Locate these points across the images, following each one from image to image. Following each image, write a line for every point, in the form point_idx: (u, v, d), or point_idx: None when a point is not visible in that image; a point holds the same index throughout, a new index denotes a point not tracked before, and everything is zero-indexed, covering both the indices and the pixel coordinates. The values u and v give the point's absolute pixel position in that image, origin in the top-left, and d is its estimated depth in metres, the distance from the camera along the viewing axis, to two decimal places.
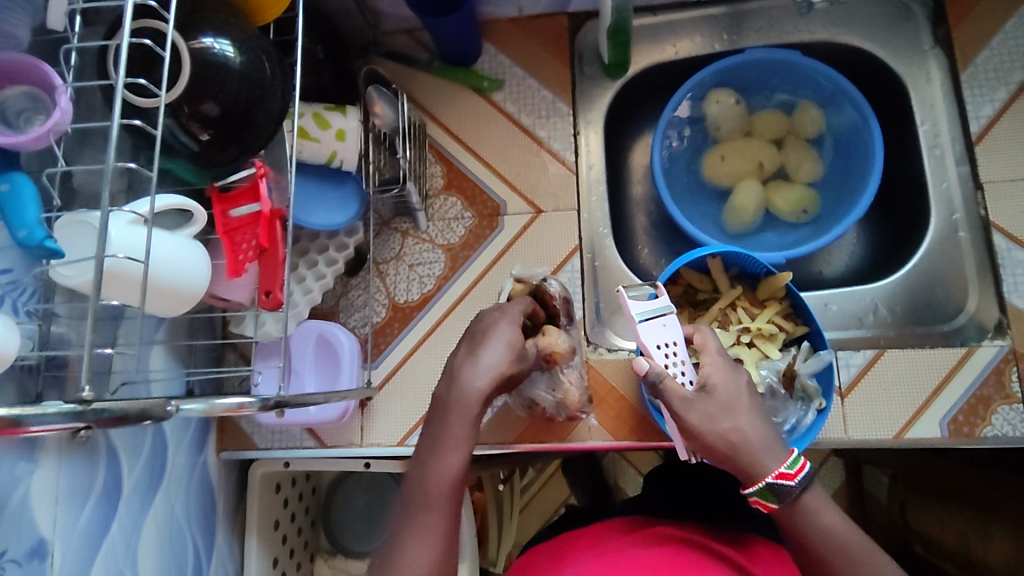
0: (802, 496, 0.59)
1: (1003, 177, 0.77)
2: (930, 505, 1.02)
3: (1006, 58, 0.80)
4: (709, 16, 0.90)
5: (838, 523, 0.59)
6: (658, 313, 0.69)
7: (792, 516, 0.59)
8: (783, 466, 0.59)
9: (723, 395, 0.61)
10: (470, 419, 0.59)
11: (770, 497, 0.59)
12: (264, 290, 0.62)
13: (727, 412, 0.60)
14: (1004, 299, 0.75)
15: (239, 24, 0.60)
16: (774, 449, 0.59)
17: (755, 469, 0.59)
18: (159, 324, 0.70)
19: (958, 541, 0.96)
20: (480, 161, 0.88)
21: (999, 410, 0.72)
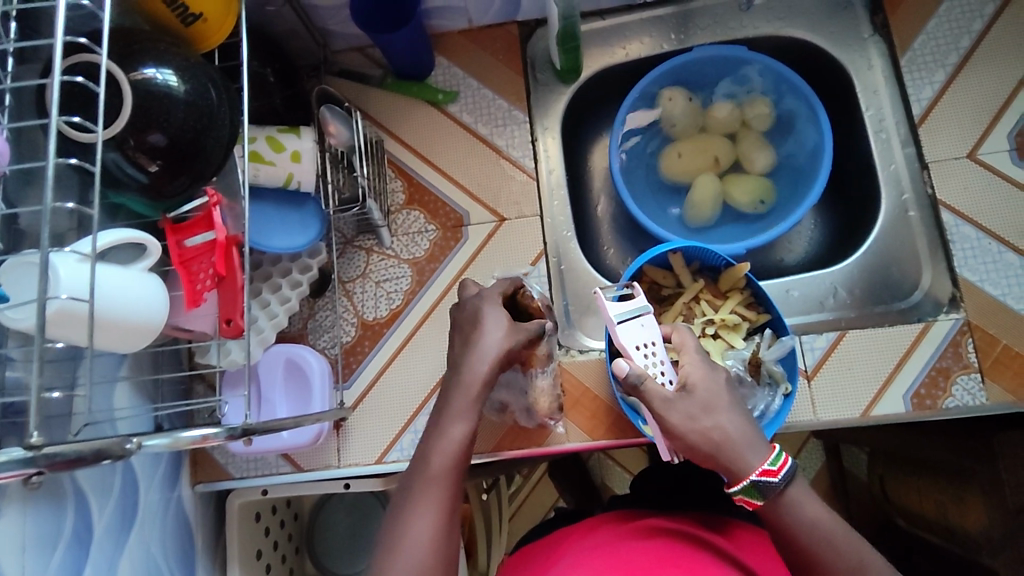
0: (785, 491, 0.60)
1: (947, 155, 0.80)
2: (907, 478, 1.05)
3: (942, 41, 0.82)
4: (656, 17, 0.91)
5: (821, 515, 0.60)
6: (636, 314, 0.70)
7: (776, 510, 0.60)
8: (766, 463, 0.60)
9: (702, 394, 0.63)
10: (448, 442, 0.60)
11: (754, 494, 0.60)
12: (225, 318, 0.61)
13: (709, 412, 0.62)
14: (955, 274, 0.77)
15: (182, 52, 0.60)
16: (755, 445, 0.61)
17: (738, 467, 0.60)
18: (122, 361, 0.69)
19: (937, 511, 0.99)
20: (441, 173, 0.88)
21: (959, 381, 0.74)
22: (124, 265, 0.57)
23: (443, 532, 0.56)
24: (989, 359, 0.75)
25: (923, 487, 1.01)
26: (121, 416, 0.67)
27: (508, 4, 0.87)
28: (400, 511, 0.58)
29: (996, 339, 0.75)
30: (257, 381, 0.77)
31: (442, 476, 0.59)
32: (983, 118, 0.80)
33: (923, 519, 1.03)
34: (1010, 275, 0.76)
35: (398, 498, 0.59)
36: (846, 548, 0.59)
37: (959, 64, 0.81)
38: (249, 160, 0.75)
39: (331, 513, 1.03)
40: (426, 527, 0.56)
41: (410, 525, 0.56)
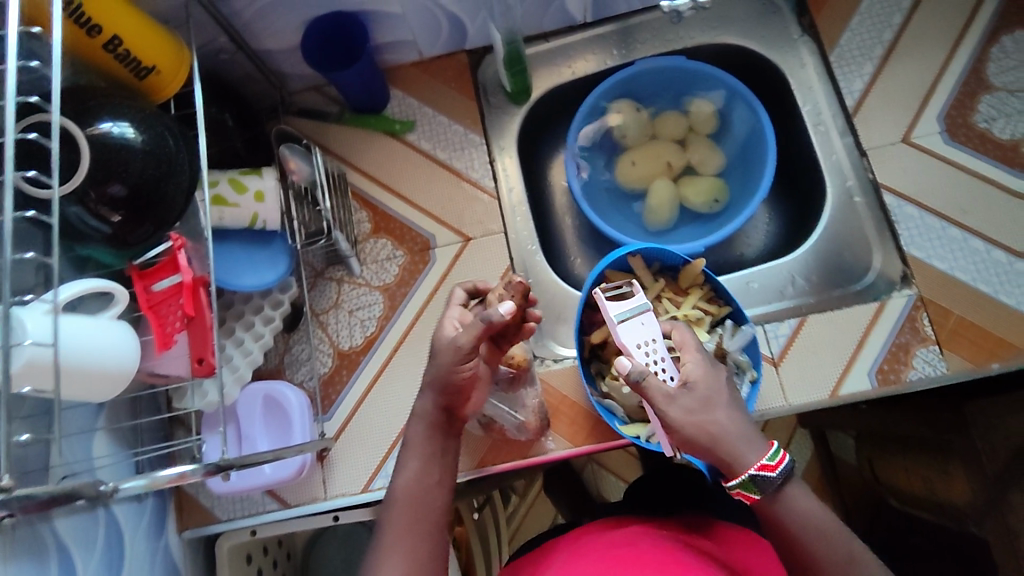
0: (784, 487, 0.62)
1: (883, 141, 0.84)
2: (893, 458, 1.07)
3: (866, 35, 0.87)
4: (599, 35, 0.96)
5: (814, 508, 0.62)
6: (637, 312, 0.72)
7: (772, 504, 0.62)
8: (765, 458, 0.61)
9: (702, 390, 0.64)
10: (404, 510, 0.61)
11: (752, 488, 0.61)
12: (197, 358, 0.62)
13: (707, 407, 0.62)
14: (904, 252, 0.81)
15: (137, 104, 0.62)
16: (754, 441, 0.61)
17: (734, 462, 0.61)
18: (99, 410, 0.69)
19: (925, 488, 1.01)
20: (405, 201, 0.91)
21: (919, 354, 0.77)
22: (93, 314, 0.58)
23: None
24: (946, 330, 0.77)
25: (910, 465, 1.02)
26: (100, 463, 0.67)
27: (455, 34, 0.91)
28: (370, 558, 0.59)
29: (949, 311, 0.78)
30: (236, 420, 0.78)
31: (403, 520, 0.61)
32: (913, 103, 0.84)
33: (915, 496, 1.04)
34: (955, 249, 0.80)
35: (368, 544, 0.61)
36: (838, 540, 0.60)
37: (884, 56, 0.86)
38: (213, 203, 0.76)
39: (326, 546, 1.03)
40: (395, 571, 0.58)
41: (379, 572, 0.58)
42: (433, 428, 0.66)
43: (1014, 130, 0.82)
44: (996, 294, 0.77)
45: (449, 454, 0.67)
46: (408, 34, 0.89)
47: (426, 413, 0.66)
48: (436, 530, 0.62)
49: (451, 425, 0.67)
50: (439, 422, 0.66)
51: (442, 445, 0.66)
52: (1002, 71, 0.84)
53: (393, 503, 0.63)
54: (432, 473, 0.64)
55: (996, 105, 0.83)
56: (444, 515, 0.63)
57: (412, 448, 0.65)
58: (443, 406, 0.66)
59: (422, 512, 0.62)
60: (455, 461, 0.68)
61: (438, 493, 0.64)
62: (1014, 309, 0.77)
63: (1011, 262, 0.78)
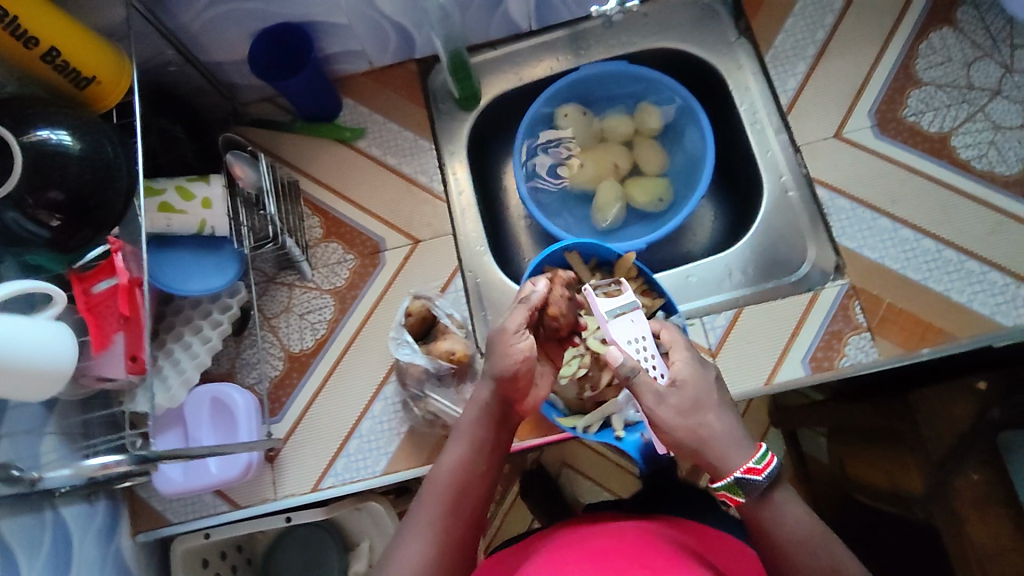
0: (771, 493, 0.61)
1: (816, 137, 0.87)
2: (860, 451, 1.05)
3: (799, 36, 0.90)
4: (544, 43, 0.98)
5: (802, 519, 0.60)
6: (627, 308, 0.71)
7: (757, 509, 0.61)
8: (751, 462, 0.60)
9: (692, 392, 0.63)
10: (448, 487, 0.65)
11: (736, 490, 0.61)
12: (132, 356, 0.62)
13: (696, 410, 0.62)
14: (836, 243, 0.83)
15: (73, 114, 0.64)
16: (741, 444, 0.61)
17: (721, 465, 0.61)
18: (49, 413, 0.73)
19: (887, 480, 0.99)
20: (356, 206, 0.93)
21: (852, 340, 0.79)
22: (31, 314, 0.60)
23: (436, 558, 0.61)
24: (877, 317, 0.80)
25: (875, 457, 1.01)
26: (45, 461, 0.67)
27: (403, 44, 0.93)
28: (400, 534, 0.63)
29: (880, 299, 0.80)
30: (184, 422, 0.80)
31: (441, 502, 0.64)
32: (844, 100, 0.87)
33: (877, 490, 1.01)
34: (885, 239, 0.82)
35: (403, 521, 0.64)
36: (822, 549, 0.58)
37: (817, 55, 0.89)
38: (160, 211, 0.78)
39: (287, 550, 1.02)
40: (420, 550, 0.61)
41: (404, 550, 0.61)
42: (485, 417, 0.68)
43: (942, 123, 0.85)
44: (925, 281, 0.80)
45: (495, 446, 0.69)
46: (356, 44, 0.91)
47: (484, 400, 0.68)
48: (469, 517, 0.65)
49: (506, 415, 0.70)
50: (495, 412, 0.68)
51: (493, 436, 0.68)
52: (931, 66, 0.86)
53: (435, 483, 0.65)
54: (479, 462, 0.67)
55: (924, 99, 0.85)
56: (481, 504, 0.66)
57: (462, 434, 0.68)
58: (504, 396, 0.68)
59: (461, 498, 0.65)
60: (501, 453, 0.70)
61: (478, 483, 0.66)
62: (942, 295, 0.79)
63: (939, 250, 0.81)
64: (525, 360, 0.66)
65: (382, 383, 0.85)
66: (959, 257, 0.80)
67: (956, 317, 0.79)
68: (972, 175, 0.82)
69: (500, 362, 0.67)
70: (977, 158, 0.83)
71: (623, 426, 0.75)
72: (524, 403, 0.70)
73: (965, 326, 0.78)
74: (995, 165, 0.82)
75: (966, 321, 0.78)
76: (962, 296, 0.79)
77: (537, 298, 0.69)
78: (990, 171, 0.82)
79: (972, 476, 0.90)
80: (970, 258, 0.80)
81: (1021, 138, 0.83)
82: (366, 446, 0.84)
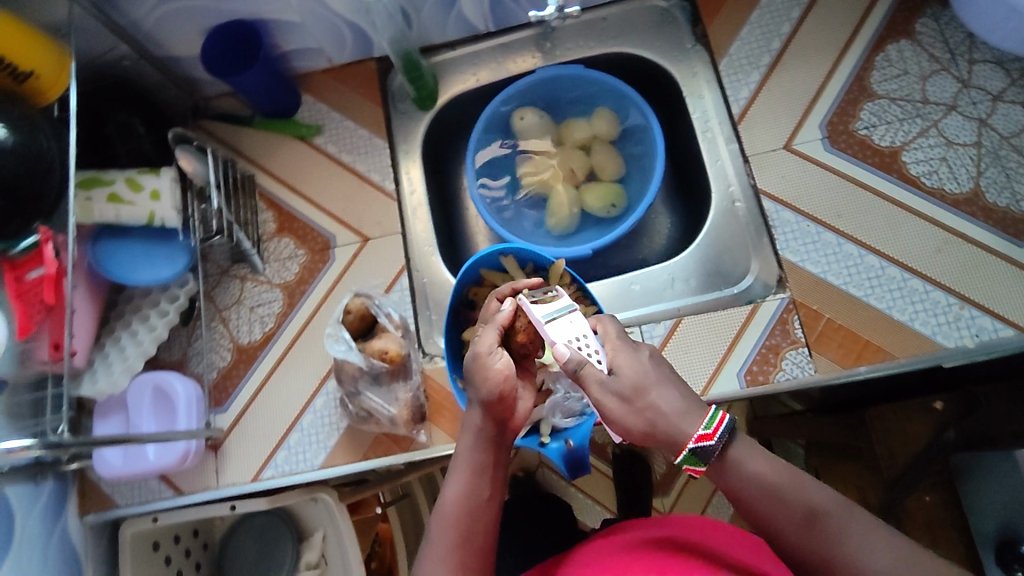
0: (727, 450, 0.57)
1: (767, 148, 0.86)
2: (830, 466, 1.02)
3: (755, 44, 0.89)
4: (503, 44, 0.98)
5: (765, 468, 0.56)
6: (562, 312, 0.68)
7: (721, 470, 0.57)
8: (701, 427, 0.56)
9: (630, 376, 0.59)
10: (457, 519, 0.62)
11: (696, 462, 0.57)
12: (56, 343, 0.68)
13: (639, 393, 0.58)
14: (779, 256, 0.82)
15: (11, 109, 0.66)
16: (688, 414, 0.57)
17: (676, 439, 0.57)
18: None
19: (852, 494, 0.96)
20: (310, 202, 0.94)
21: (788, 355, 0.79)
22: None
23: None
24: (815, 333, 0.79)
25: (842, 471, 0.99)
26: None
27: (360, 43, 0.94)
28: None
29: (819, 314, 0.80)
30: (126, 409, 0.82)
31: (453, 538, 0.61)
32: (796, 111, 0.86)
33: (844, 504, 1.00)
34: (829, 254, 0.81)
35: (418, 562, 0.62)
36: (794, 494, 0.55)
37: (771, 64, 0.88)
38: (109, 202, 0.79)
39: (241, 540, 1.03)
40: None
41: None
42: (484, 443, 0.66)
43: (894, 137, 0.83)
44: (867, 297, 0.79)
45: (497, 470, 0.66)
46: (313, 42, 0.92)
47: (477, 423, 0.66)
48: (483, 550, 0.62)
49: (502, 435, 0.67)
50: (491, 434, 0.66)
51: (492, 458, 0.66)
52: (886, 78, 0.85)
53: (444, 519, 0.63)
54: (483, 488, 0.64)
55: (877, 112, 0.84)
56: (492, 531, 0.64)
57: (462, 460, 0.66)
58: (498, 418, 0.66)
59: (473, 530, 0.62)
60: (503, 472, 0.67)
61: (486, 510, 0.64)
62: (883, 313, 0.78)
63: (883, 267, 0.79)
64: (507, 381, 0.66)
65: (324, 379, 0.87)
66: (903, 275, 0.79)
67: (897, 336, 0.77)
68: (921, 192, 0.81)
69: (481, 385, 0.66)
70: (928, 174, 0.81)
71: (548, 432, 0.77)
72: (513, 424, 0.68)
73: (904, 346, 0.77)
74: (945, 181, 0.81)
75: (905, 340, 0.77)
76: (904, 314, 0.78)
77: (506, 316, 0.70)
78: (940, 188, 0.81)
79: (924, 498, 0.94)
80: (914, 276, 0.79)
81: (973, 155, 0.81)
82: (306, 440, 0.85)
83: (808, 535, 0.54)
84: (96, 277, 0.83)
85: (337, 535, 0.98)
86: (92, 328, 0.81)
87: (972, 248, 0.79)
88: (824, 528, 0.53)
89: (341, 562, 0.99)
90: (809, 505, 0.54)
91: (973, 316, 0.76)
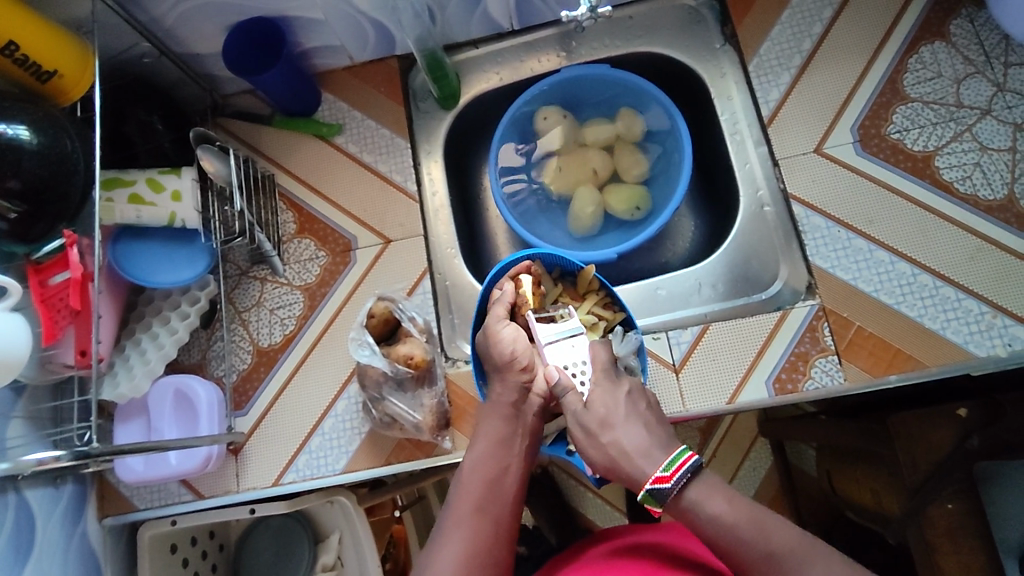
0: (684, 494, 0.60)
1: (797, 151, 0.84)
2: (848, 470, 1.02)
3: (785, 45, 0.87)
4: (528, 43, 0.97)
5: (723, 509, 0.58)
6: (568, 334, 0.72)
7: (681, 515, 0.60)
8: (659, 470, 0.61)
9: (600, 410, 0.66)
10: (480, 478, 0.67)
11: (654, 502, 0.61)
12: (81, 349, 0.67)
13: (606, 428, 0.65)
14: (809, 262, 0.81)
15: (34, 108, 0.65)
16: (650, 453, 0.62)
17: (634, 478, 0.62)
18: (17, 398, 0.70)
19: (873, 501, 0.96)
20: (331, 203, 0.92)
21: (818, 363, 0.78)
22: None
23: (472, 554, 0.62)
24: (845, 341, 0.78)
25: (861, 477, 0.98)
26: (12, 445, 0.67)
27: (383, 40, 0.92)
28: (437, 533, 0.64)
29: (850, 322, 0.78)
30: (147, 413, 0.81)
31: (470, 498, 0.65)
32: (827, 113, 0.85)
33: (863, 508, 1.00)
34: (859, 260, 0.80)
35: (437, 521, 0.66)
36: (753, 534, 0.56)
37: (803, 66, 0.86)
38: (130, 202, 0.78)
39: (257, 541, 1.03)
40: (456, 546, 0.62)
41: (441, 547, 0.62)
42: (505, 412, 0.70)
43: (926, 141, 0.82)
44: (898, 305, 0.78)
45: (519, 440, 0.70)
46: (335, 39, 0.90)
47: (497, 394, 0.72)
48: (501, 514, 0.65)
49: (527, 409, 0.71)
50: (510, 404, 0.71)
51: (512, 429, 0.70)
52: (919, 81, 0.84)
53: (463, 479, 0.67)
54: (502, 456, 0.68)
55: (910, 116, 0.83)
56: (513, 499, 0.67)
57: (484, 430, 0.70)
58: (517, 385, 0.71)
59: (490, 493, 0.66)
60: (528, 447, 0.71)
61: (504, 477, 0.67)
62: (914, 321, 0.77)
63: (914, 274, 0.78)
64: (519, 344, 0.72)
65: (346, 382, 0.86)
66: (934, 282, 0.78)
67: (928, 345, 0.76)
68: (955, 198, 0.80)
69: (495, 353, 0.73)
70: (961, 180, 0.80)
71: None
72: (535, 390, 0.71)
73: (935, 354, 0.76)
74: (979, 188, 0.80)
75: (936, 348, 0.76)
76: (936, 323, 0.77)
77: (511, 292, 0.75)
78: (974, 194, 0.80)
79: (946, 505, 0.83)
80: (946, 284, 0.77)
81: (1007, 161, 0.80)
82: (328, 444, 0.84)
83: None
84: (117, 279, 0.82)
85: (354, 539, 0.97)
86: (114, 329, 0.80)
87: (1005, 256, 0.77)
88: (782, 568, 0.55)
89: (358, 564, 0.99)
90: (768, 547, 0.56)
91: (1006, 325, 0.75)
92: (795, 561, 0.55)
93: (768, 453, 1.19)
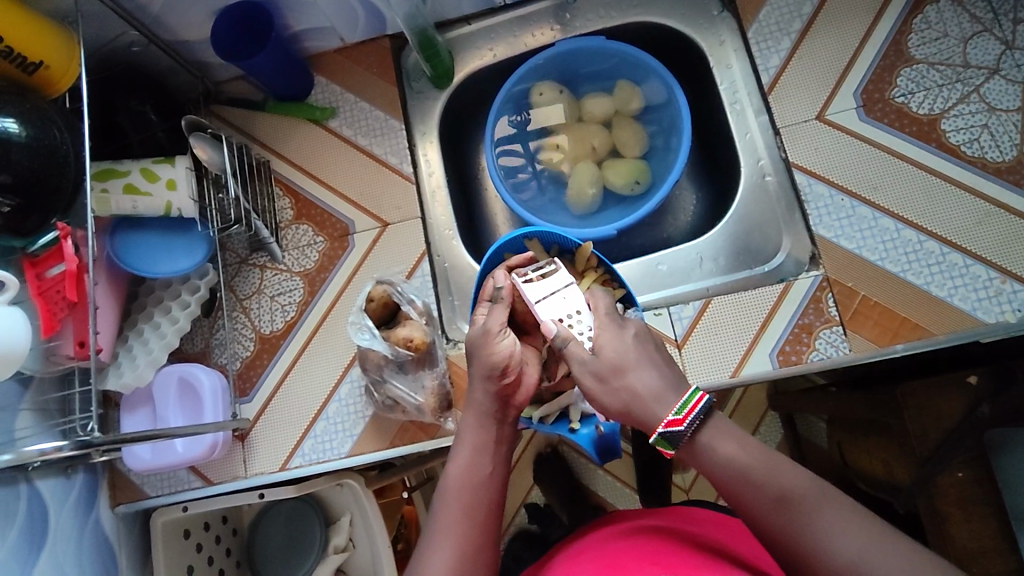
0: (697, 436, 0.58)
1: (798, 119, 0.83)
2: (856, 440, 1.00)
3: (784, 10, 0.85)
4: (521, 17, 0.95)
5: (735, 452, 0.57)
6: (557, 289, 0.71)
7: (693, 455, 0.58)
8: (671, 414, 0.58)
9: (610, 355, 0.62)
10: (468, 483, 0.64)
11: (666, 445, 0.58)
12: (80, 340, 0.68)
13: (617, 373, 0.61)
14: (812, 232, 0.80)
15: (20, 100, 0.64)
16: (662, 396, 0.59)
17: (646, 422, 0.59)
18: (25, 389, 0.71)
19: (884, 470, 0.94)
20: (328, 188, 0.91)
21: (822, 334, 0.77)
22: None
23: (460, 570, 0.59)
24: (850, 311, 0.77)
25: (871, 447, 0.96)
26: (20, 437, 0.68)
27: (373, 21, 0.91)
28: (424, 544, 0.62)
29: (855, 291, 0.77)
30: (153, 402, 0.82)
31: (456, 508, 0.62)
32: (830, 79, 0.82)
33: (874, 480, 0.98)
34: (864, 228, 0.78)
35: (423, 530, 0.63)
36: (765, 477, 0.55)
37: (803, 31, 0.84)
38: (126, 193, 0.77)
39: (270, 524, 1.04)
40: (446, 559, 0.59)
41: (431, 556, 0.60)
42: (487, 417, 0.67)
43: (932, 104, 0.80)
44: (904, 274, 0.76)
45: (501, 442, 0.68)
46: (325, 21, 0.89)
47: (476, 403, 0.68)
48: (487, 521, 0.63)
49: (506, 416, 0.69)
50: (491, 412, 0.68)
51: (495, 436, 0.67)
52: (924, 41, 0.81)
53: (450, 486, 0.64)
54: (486, 461, 0.66)
55: (914, 78, 0.81)
56: (497, 506, 0.64)
57: (464, 435, 0.67)
58: (497, 394, 0.67)
59: (478, 503, 0.63)
60: (508, 451, 0.68)
61: (489, 483, 0.64)
62: (920, 288, 0.76)
63: (921, 241, 0.77)
64: (513, 356, 0.67)
65: (348, 366, 0.86)
66: (941, 249, 0.76)
67: (937, 314, 0.75)
68: (962, 161, 0.78)
69: (486, 358, 0.68)
70: (968, 142, 0.78)
71: (579, 418, 0.75)
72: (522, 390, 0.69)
73: (942, 322, 0.74)
74: (987, 150, 0.78)
75: (941, 316, 0.75)
76: (943, 290, 0.75)
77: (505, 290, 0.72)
78: (982, 157, 0.77)
79: (956, 474, 0.83)
80: (954, 250, 0.76)
81: (1016, 122, 0.77)
82: (333, 428, 0.85)
83: (782, 522, 0.54)
84: (116, 270, 0.82)
85: (364, 520, 0.98)
86: (116, 323, 0.81)
87: (1013, 219, 0.76)
88: (795, 509, 0.53)
89: (369, 547, 1.00)
90: (779, 488, 0.54)
91: (1015, 291, 0.74)
92: (804, 511, 0.53)
93: (776, 428, 1.19)
